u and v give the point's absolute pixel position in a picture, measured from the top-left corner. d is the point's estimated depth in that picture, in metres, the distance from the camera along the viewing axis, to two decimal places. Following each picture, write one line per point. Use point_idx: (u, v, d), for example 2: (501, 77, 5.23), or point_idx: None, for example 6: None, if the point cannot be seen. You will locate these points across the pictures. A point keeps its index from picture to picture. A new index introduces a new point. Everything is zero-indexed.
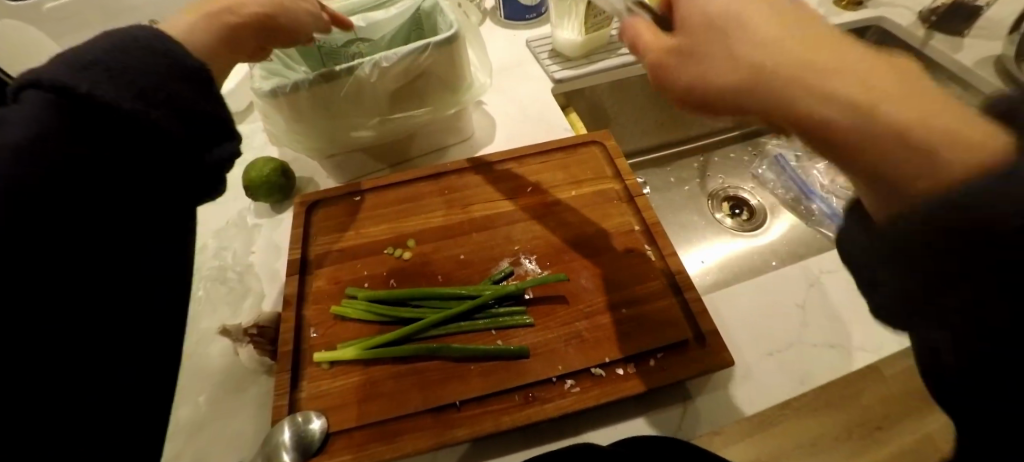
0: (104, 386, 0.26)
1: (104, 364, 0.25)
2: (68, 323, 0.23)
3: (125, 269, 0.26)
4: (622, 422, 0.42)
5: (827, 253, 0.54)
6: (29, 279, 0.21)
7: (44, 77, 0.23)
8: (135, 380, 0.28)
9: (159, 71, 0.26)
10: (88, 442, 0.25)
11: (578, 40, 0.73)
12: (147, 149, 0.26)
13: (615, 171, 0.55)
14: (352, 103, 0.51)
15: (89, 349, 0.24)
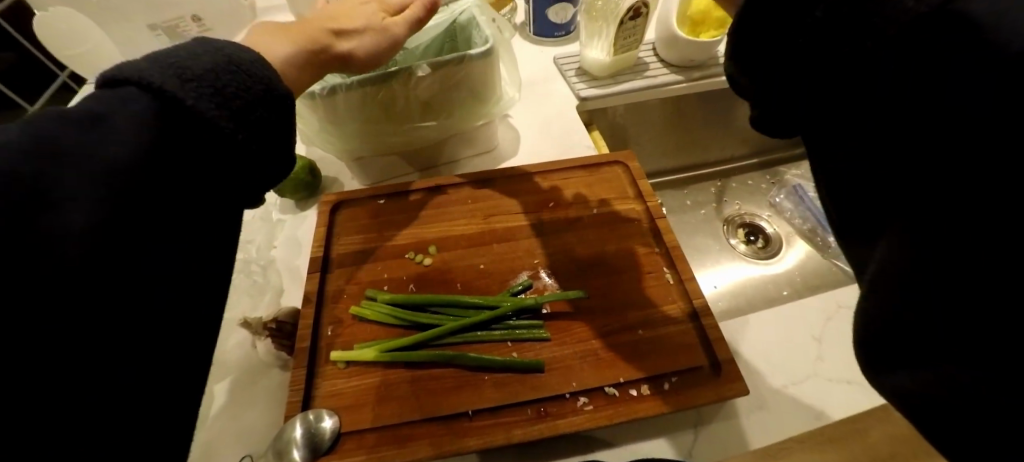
0: (106, 384, 0.20)
1: (153, 400, 0.22)
2: (127, 343, 0.21)
3: (162, 254, 0.22)
4: (632, 443, 0.41)
5: (845, 286, 0.54)
6: (76, 307, 0.19)
7: (143, 78, 0.22)
8: (144, 383, 0.22)
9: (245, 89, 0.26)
10: (92, 438, 0.20)
11: (606, 60, 0.74)
12: (220, 163, 0.25)
13: (636, 191, 0.56)
14: (385, 109, 0.52)
15: (122, 382, 0.21)
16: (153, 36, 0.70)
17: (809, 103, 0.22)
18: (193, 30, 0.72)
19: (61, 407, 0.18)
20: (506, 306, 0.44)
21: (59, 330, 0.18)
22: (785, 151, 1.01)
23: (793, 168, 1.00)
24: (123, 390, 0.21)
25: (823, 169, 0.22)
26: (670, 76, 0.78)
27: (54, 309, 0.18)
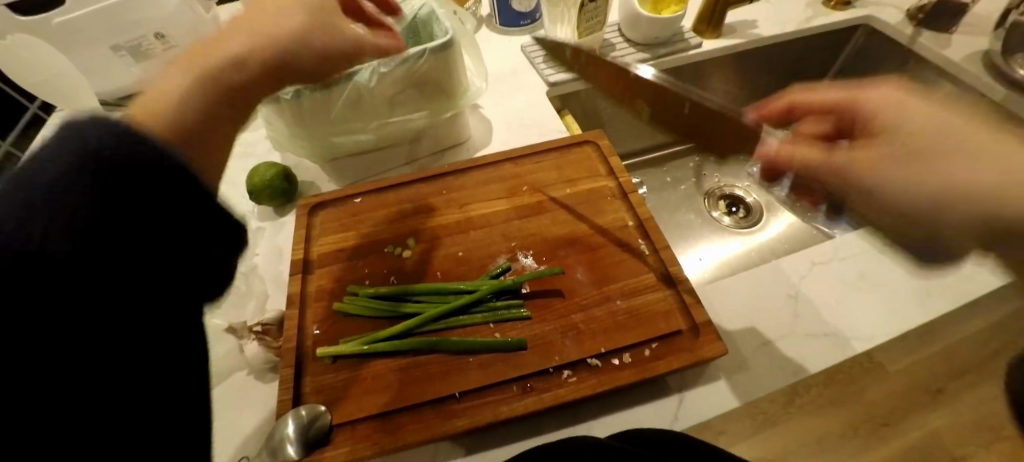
0: (108, 384, 0.18)
1: (153, 415, 0.19)
2: (121, 351, 0.18)
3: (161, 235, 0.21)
4: (620, 412, 0.43)
5: (818, 244, 0.55)
6: (66, 296, 0.17)
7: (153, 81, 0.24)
8: (146, 383, 0.19)
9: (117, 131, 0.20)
10: (93, 439, 0.17)
11: (571, 44, 0.75)
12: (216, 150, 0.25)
13: (608, 168, 0.57)
14: (352, 109, 0.52)
15: (121, 383, 0.18)
16: (117, 56, 0.71)
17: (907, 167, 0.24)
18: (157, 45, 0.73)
19: (52, 415, 0.16)
20: (486, 290, 0.45)
21: (64, 324, 0.17)
22: None
23: None
24: (123, 391, 0.18)
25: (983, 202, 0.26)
26: (637, 55, 0.80)
27: (45, 294, 0.17)
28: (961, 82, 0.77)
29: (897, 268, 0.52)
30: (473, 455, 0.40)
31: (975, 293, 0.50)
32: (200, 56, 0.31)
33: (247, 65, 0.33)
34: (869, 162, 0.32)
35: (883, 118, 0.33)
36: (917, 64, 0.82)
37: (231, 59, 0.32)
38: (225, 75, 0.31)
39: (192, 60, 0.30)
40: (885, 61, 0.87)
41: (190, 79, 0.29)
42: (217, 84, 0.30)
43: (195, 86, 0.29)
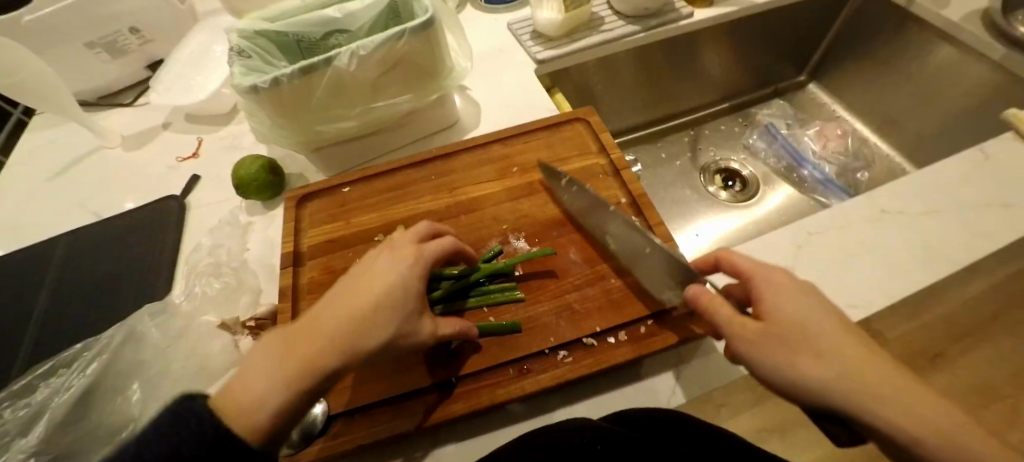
0: None
1: None
2: None
3: None
4: (618, 390, 0.43)
5: (815, 215, 0.55)
6: None
7: None
8: None
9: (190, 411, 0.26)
10: None
11: (558, 19, 0.72)
12: None
13: (599, 145, 0.56)
14: (333, 95, 0.51)
15: None
16: (93, 53, 0.71)
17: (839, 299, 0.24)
18: (134, 41, 0.74)
19: None
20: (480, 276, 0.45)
21: None
22: (754, 92, 1.00)
23: (763, 108, 1.00)
24: None
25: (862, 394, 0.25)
26: (627, 28, 0.77)
27: None
28: (961, 43, 0.75)
29: (895, 234, 0.52)
30: (473, 439, 0.40)
31: (973, 257, 0.49)
32: (301, 343, 0.30)
33: (323, 361, 0.29)
34: (752, 339, 0.31)
35: (771, 297, 0.32)
36: (915, 26, 0.80)
37: (321, 376, 0.29)
38: (316, 366, 0.29)
39: (290, 348, 0.30)
40: (882, 24, 0.84)
41: (283, 387, 0.28)
42: (309, 390, 0.29)
43: (289, 378, 0.28)
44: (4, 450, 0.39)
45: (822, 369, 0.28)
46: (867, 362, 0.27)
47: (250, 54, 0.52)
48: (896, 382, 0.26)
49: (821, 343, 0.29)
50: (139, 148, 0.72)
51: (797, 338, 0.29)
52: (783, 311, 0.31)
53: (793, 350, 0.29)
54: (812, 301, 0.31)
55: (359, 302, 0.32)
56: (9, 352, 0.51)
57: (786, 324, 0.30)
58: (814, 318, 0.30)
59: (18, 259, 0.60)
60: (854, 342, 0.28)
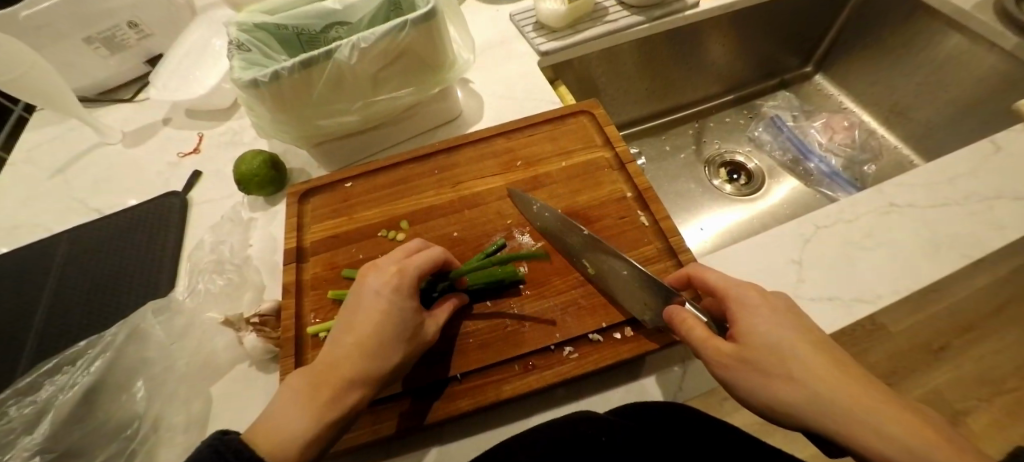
0: None
1: None
2: None
3: None
4: (623, 386, 0.42)
5: (823, 209, 0.54)
6: None
7: None
8: None
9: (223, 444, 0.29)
10: None
11: (561, 10, 0.71)
12: None
13: (604, 138, 0.56)
14: (334, 89, 0.50)
15: None
16: (91, 48, 0.70)
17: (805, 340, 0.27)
18: (132, 35, 0.73)
19: None
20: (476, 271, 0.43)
21: None
22: (760, 83, 0.99)
23: (769, 100, 0.99)
24: None
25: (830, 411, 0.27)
26: (631, 18, 0.76)
27: None
28: (972, 33, 0.73)
29: (904, 228, 0.51)
30: (477, 435, 0.40)
31: (983, 250, 0.48)
32: (327, 380, 0.33)
33: (350, 395, 0.33)
34: (731, 365, 0.32)
35: (747, 321, 0.33)
36: (925, 14, 0.78)
37: (350, 408, 0.33)
38: (344, 398, 0.32)
39: (314, 387, 0.32)
40: (890, 13, 0.83)
41: (312, 425, 0.31)
42: (339, 420, 0.32)
43: (313, 416, 0.31)
44: (9, 447, 0.39)
45: (793, 391, 0.29)
46: (838, 381, 0.28)
47: (249, 47, 0.52)
48: (865, 399, 0.27)
49: (789, 364, 0.29)
50: (140, 144, 0.72)
51: (771, 363, 0.30)
52: (755, 333, 0.32)
53: (768, 376, 0.30)
54: (783, 322, 0.32)
55: (367, 336, 0.34)
56: (14, 350, 0.51)
57: (758, 348, 0.31)
58: (786, 340, 0.30)
59: (21, 256, 0.60)
60: (827, 362, 0.29)
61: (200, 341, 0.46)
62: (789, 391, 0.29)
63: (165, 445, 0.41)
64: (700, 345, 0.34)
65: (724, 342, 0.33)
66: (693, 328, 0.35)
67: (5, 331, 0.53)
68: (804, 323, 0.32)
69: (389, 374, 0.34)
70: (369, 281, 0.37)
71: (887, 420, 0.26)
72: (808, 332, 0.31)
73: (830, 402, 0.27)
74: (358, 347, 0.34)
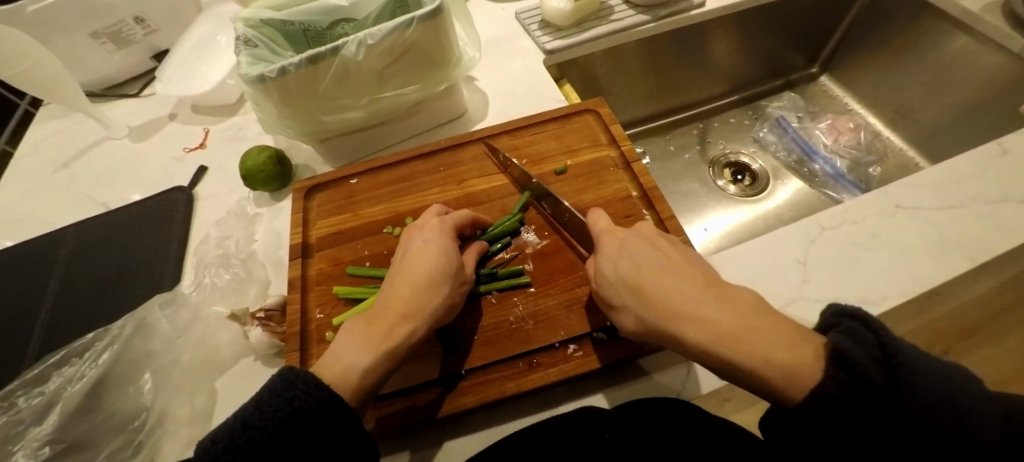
0: None
1: None
2: None
3: None
4: (629, 382, 0.42)
5: (827, 210, 0.54)
6: None
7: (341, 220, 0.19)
8: None
9: (302, 381, 0.31)
10: None
11: (568, 8, 0.71)
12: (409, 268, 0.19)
13: (610, 137, 0.56)
14: (339, 85, 0.50)
15: None
16: (97, 43, 0.71)
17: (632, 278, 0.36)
18: (139, 30, 0.73)
19: None
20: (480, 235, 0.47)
21: None
22: (764, 83, 0.99)
23: (774, 100, 0.98)
24: None
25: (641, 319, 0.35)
26: (637, 17, 0.76)
27: None
28: (978, 34, 0.73)
29: (908, 229, 0.51)
30: (483, 431, 0.40)
31: (988, 252, 0.48)
32: (381, 315, 0.37)
33: (401, 329, 0.36)
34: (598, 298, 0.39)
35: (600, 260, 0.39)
36: (931, 17, 0.78)
37: (404, 343, 0.36)
38: (398, 332, 0.36)
39: (370, 328, 0.36)
40: (898, 13, 0.82)
41: (371, 353, 0.35)
42: (394, 352, 0.35)
43: (374, 347, 0.35)
44: (19, 438, 0.40)
45: (629, 319, 0.35)
46: (650, 295, 0.34)
47: (256, 43, 0.52)
48: (672, 307, 0.33)
49: (624, 296, 0.36)
50: (146, 138, 0.72)
51: (612, 294, 0.37)
52: (603, 269, 0.39)
53: (612, 308, 0.37)
54: (622, 252, 0.38)
55: (418, 275, 0.38)
56: (21, 342, 0.51)
57: (605, 283, 0.38)
58: (620, 271, 0.37)
59: (28, 249, 0.60)
60: (662, 282, 0.34)
61: (206, 334, 0.47)
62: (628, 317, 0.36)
63: (170, 439, 0.42)
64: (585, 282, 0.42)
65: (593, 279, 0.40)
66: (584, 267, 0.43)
67: (10, 324, 0.53)
68: (645, 246, 0.38)
69: (438, 313, 0.38)
70: (409, 235, 0.43)
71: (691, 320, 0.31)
72: (652, 261, 0.36)
73: (650, 320, 0.34)
74: (404, 290, 0.38)
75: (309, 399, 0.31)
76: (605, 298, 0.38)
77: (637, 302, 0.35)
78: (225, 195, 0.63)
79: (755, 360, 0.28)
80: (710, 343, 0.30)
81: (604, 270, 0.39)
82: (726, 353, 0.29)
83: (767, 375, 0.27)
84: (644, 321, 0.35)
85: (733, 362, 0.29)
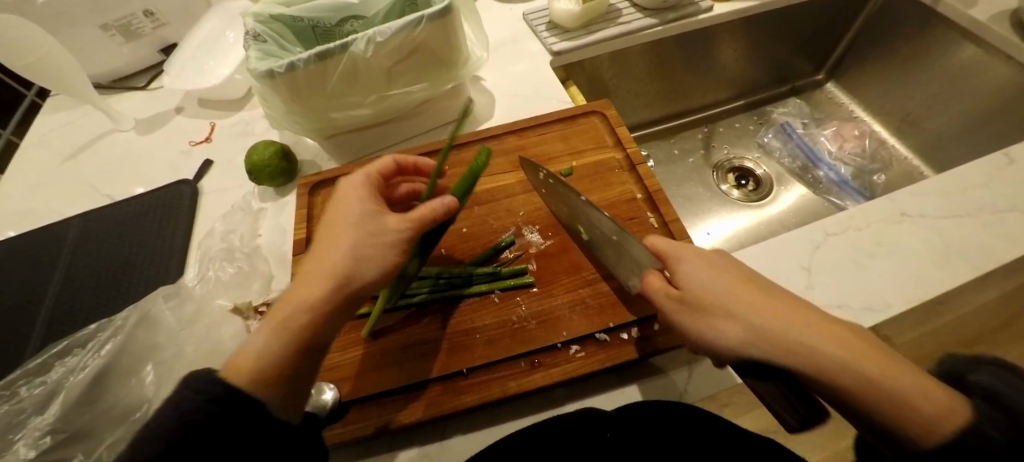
0: None
1: None
2: None
3: None
4: (632, 384, 0.42)
5: (832, 216, 0.54)
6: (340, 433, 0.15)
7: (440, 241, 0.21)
8: None
9: (200, 381, 0.27)
10: None
11: (575, 10, 0.72)
12: None
13: (615, 139, 0.56)
14: (348, 82, 0.50)
15: None
16: (106, 35, 0.71)
17: (732, 290, 0.32)
18: (148, 24, 0.73)
19: None
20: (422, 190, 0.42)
21: None
22: (770, 89, 0.99)
23: (779, 106, 0.98)
24: None
25: (749, 326, 0.30)
26: (644, 21, 0.76)
27: None
28: (985, 44, 0.73)
29: (913, 237, 0.51)
30: (482, 430, 0.40)
31: (992, 261, 0.48)
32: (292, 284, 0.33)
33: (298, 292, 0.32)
34: (674, 308, 0.34)
35: (683, 268, 0.35)
36: (939, 25, 0.78)
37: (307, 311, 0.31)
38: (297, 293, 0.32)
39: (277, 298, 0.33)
40: (905, 22, 0.83)
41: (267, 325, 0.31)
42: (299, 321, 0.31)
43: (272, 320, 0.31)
44: (20, 427, 0.40)
45: (739, 329, 0.30)
46: (758, 308, 0.30)
47: (265, 38, 0.52)
48: (792, 323, 0.29)
49: (732, 302, 0.31)
50: (152, 132, 0.72)
51: (706, 303, 0.32)
52: (689, 278, 0.34)
53: (711, 316, 0.32)
54: (709, 264, 0.35)
55: (330, 232, 0.36)
56: (24, 332, 0.52)
57: (693, 292, 0.33)
58: (716, 281, 0.33)
59: (32, 240, 0.60)
60: (768, 299, 0.31)
61: (209, 327, 0.47)
62: (728, 331, 0.30)
63: None
64: (653, 292, 0.36)
65: (669, 288, 0.35)
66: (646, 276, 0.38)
67: (13, 313, 0.53)
68: (730, 263, 0.35)
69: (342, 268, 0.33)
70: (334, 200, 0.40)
71: (817, 340, 0.27)
72: (742, 277, 0.33)
73: (766, 333, 0.29)
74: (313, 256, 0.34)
75: (197, 399, 0.26)
76: (690, 308, 0.33)
77: (742, 312, 0.30)
78: (230, 190, 0.63)
79: (913, 389, 0.24)
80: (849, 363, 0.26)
81: (691, 278, 0.34)
82: (878, 378, 0.25)
83: (928, 409, 0.24)
84: (754, 333, 0.29)
85: (878, 382, 0.25)
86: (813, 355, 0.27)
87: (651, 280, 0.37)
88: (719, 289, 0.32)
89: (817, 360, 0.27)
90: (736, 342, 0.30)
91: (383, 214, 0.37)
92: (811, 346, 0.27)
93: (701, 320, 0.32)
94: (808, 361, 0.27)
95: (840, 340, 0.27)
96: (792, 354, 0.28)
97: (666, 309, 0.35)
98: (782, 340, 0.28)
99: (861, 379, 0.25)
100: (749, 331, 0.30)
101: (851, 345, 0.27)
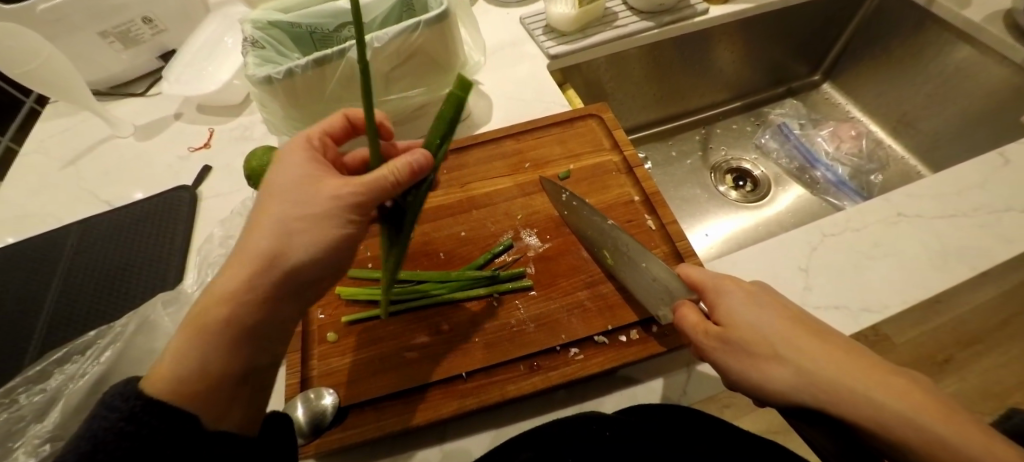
0: None
1: None
2: None
3: None
4: (630, 387, 0.42)
5: (831, 216, 0.54)
6: None
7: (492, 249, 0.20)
8: None
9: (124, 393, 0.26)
10: None
11: (571, 14, 0.72)
12: None
13: (612, 142, 0.56)
14: (346, 88, 0.51)
15: None
16: (105, 42, 0.71)
17: (777, 331, 0.33)
18: (147, 31, 0.74)
19: None
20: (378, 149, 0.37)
21: None
22: (767, 89, 0.99)
23: (776, 107, 0.99)
24: None
25: (799, 370, 0.30)
26: (640, 24, 0.76)
27: None
28: (980, 45, 0.74)
29: (911, 237, 0.51)
30: (482, 434, 0.40)
31: (989, 261, 0.48)
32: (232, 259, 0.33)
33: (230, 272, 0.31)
34: (716, 347, 0.34)
35: (727, 306, 0.36)
36: (934, 26, 0.79)
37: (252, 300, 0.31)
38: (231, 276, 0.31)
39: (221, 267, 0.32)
40: (900, 23, 0.83)
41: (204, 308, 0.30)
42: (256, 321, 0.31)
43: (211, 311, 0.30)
44: (19, 434, 0.40)
45: (790, 373, 0.30)
46: (808, 352, 0.31)
47: (264, 45, 0.53)
48: (846, 370, 0.29)
49: (778, 345, 0.32)
50: (151, 138, 0.73)
51: (751, 345, 0.33)
52: (734, 318, 0.35)
53: (757, 357, 0.32)
54: (754, 304, 0.35)
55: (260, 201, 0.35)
56: (23, 339, 0.52)
57: (738, 332, 0.34)
58: (763, 323, 0.33)
59: (31, 246, 0.60)
60: (819, 343, 0.31)
61: None
62: (777, 375, 0.31)
63: None
64: (693, 330, 0.37)
65: (712, 326, 0.36)
66: (685, 309, 0.38)
67: (12, 320, 0.53)
68: (776, 303, 0.35)
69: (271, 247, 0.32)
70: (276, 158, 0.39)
71: (875, 391, 0.27)
72: (788, 317, 0.34)
73: (816, 380, 0.29)
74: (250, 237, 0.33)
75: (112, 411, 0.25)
76: (734, 347, 0.34)
77: (789, 355, 0.31)
78: (229, 195, 0.63)
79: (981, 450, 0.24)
80: (911, 418, 0.26)
81: (736, 319, 0.35)
82: (945, 437, 0.25)
83: None
84: (805, 380, 0.30)
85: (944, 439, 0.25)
86: (867, 406, 0.27)
87: (690, 315, 0.38)
88: (763, 330, 0.33)
89: (872, 412, 0.27)
90: (787, 387, 0.30)
91: (315, 180, 0.35)
92: (865, 397, 0.28)
93: (749, 362, 0.33)
94: (863, 411, 0.27)
95: (896, 389, 0.27)
96: (847, 403, 0.28)
97: (707, 347, 0.35)
98: (836, 390, 0.28)
99: (924, 437, 0.25)
100: (797, 376, 0.30)
101: (911, 396, 0.27)
